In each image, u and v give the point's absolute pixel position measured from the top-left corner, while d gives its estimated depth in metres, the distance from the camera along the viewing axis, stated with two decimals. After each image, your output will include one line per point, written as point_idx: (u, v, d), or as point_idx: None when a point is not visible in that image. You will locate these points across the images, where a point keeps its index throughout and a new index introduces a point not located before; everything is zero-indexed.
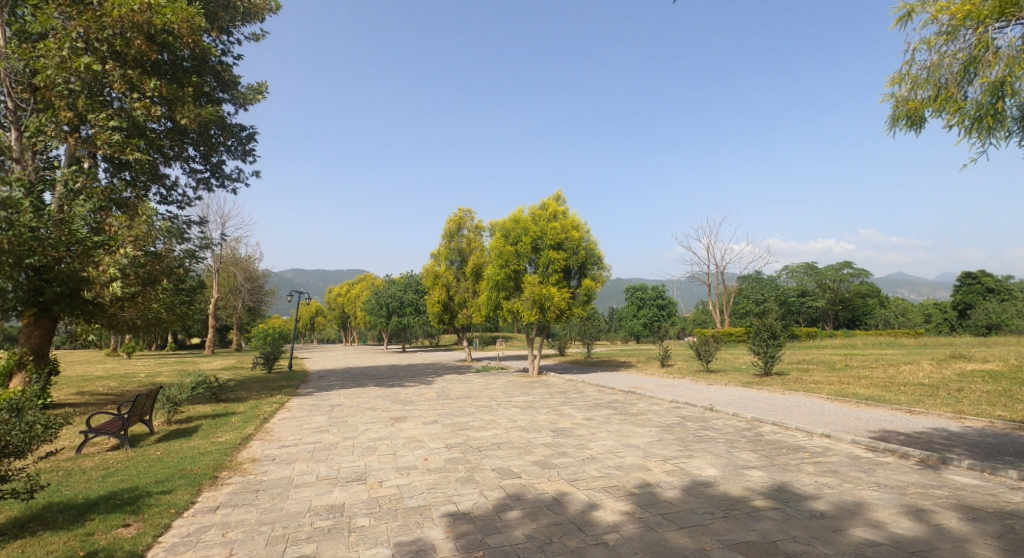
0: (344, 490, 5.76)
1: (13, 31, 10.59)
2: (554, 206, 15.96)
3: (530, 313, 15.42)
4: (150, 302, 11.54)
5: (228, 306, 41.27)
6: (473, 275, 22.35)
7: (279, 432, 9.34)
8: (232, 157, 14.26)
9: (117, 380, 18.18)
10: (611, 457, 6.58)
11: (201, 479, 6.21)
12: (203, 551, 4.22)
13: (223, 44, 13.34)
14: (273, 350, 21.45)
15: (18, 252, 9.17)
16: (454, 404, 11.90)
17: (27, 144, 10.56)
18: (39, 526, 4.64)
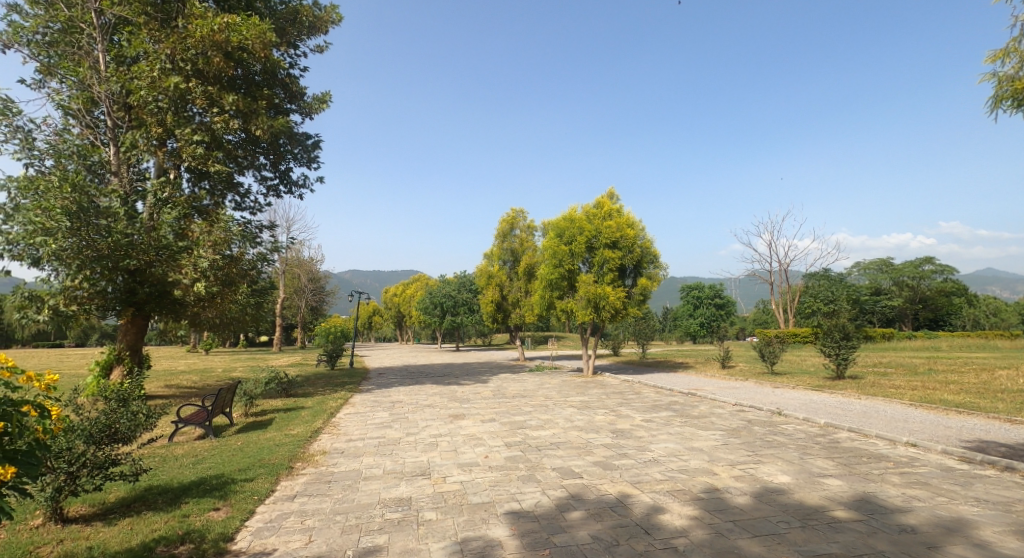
0: (409, 484, 5.95)
1: (111, 56, 11.63)
2: (608, 204, 15.73)
3: (584, 313, 15.30)
4: (227, 302, 12.34)
5: (293, 307, 43.50)
6: (525, 274, 22.40)
7: (346, 426, 9.76)
8: (299, 164, 14.97)
9: (197, 374, 19.57)
10: (675, 460, 6.43)
11: (279, 469, 6.60)
12: (285, 536, 4.49)
13: (290, 58, 14.04)
14: (335, 348, 22.38)
15: (115, 257, 10.29)
16: (511, 403, 11.98)
17: (123, 158, 11.62)
18: (142, 506, 5.09)
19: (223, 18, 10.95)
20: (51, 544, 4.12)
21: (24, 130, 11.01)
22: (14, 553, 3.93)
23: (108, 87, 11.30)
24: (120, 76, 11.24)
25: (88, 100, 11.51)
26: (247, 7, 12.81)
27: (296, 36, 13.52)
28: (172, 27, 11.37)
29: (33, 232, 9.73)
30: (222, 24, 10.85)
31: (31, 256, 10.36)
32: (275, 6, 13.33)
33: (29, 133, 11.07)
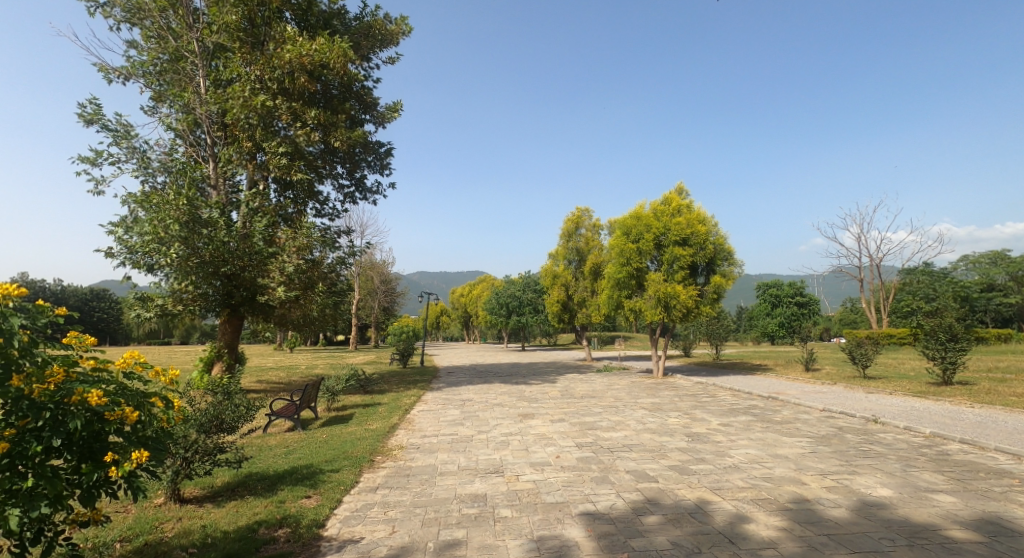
0: (484, 481, 6.08)
1: (211, 81, 12.75)
2: (677, 200, 15.28)
3: (654, 312, 14.91)
4: (310, 303, 13.15)
5: (367, 307, 45.48)
6: (591, 274, 22.13)
7: (420, 423, 10.11)
8: (372, 172, 15.65)
9: (284, 370, 21.04)
10: (758, 467, 6.13)
11: (361, 461, 6.97)
12: (370, 526, 4.73)
13: (364, 71, 14.74)
14: (408, 347, 23.21)
15: (214, 263, 11.30)
16: (580, 403, 11.91)
17: (221, 173, 12.69)
18: (245, 491, 5.55)
19: (309, 41, 11.74)
20: (173, 521, 4.59)
21: (140, 151, 12.33)
22: (143, 528, 4.41)
23: (208, 109, 12.39)
24: (217, 97, 12.27)
25: (192, 122, 12.69)
26: (326, 26, 13.61)
27: (369, 50, 14.18)
28: (261, 50, 12.30)
29: (148, 242, 10.87)
30: (308, 46, 11.64)
31: (146, 263, 11.57)
32: (349, 23, 14.07)
33: (144, 154, 12.37)
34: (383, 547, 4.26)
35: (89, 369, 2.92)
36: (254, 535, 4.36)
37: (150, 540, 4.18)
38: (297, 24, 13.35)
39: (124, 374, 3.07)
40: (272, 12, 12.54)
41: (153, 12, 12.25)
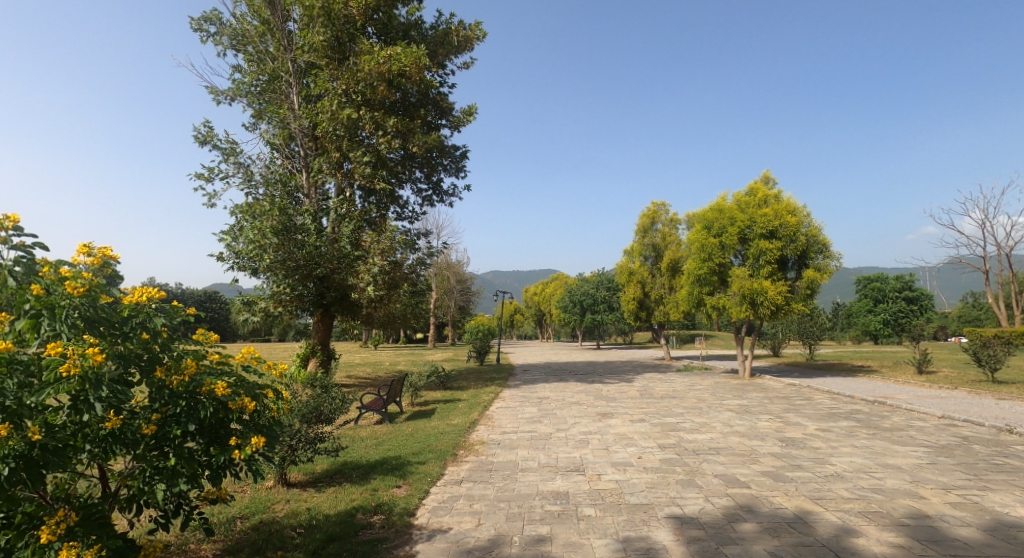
0: (565, 478, 6.08)
1: (303, 97, 13.69)
2: (763, 190, 14.39)
3: (740, 310, 14.14)
4: (394, 303, 13.77)
5: (444, 307, 46.73)
6: (669, 270, 21.38)
7: (499, 419, 10.28)
8: (449, 175, 16.08)
9: (370, 366, 22.17)
10: (865, 477, 5.65)
11: (445, 454, 7.22)
12: (458, 517, 4.88)
13: (440, 78, 15.16)
14: (484, 345, 23.65)
15: (308, 266, 12.15)
16: (660, 404, 11.56)
17: (312, 182, 13.60)
18: (341, 478, 5.93)
19: (386, 51, 12.26)
20: (282, 502, 5.01)
21: (244, 165, 13.51)
22: (258, 507, 4.85)
23: (301, 123, 13.32)
24: (308, 112, 13.16)
25: (287, 136, 13.70)
26: (404, 37, 14.16)
27: (445, 57, 14.57)
28: (346, 65, 13.00)
29: (252, 248, 11.88)
30: (385, 56, 12.18)
31: (250, 267, 12.66)
32: (426, 32, 14.55)
33: (248, 168, 13.52)
34: (470, 538, 4.37)
35: (215, 361, 3.26)
36: (353, 520, 4.65)
37: (264, 518, 4.57)
38: (378, 38, 14.00)
39: (243, 368, 3.39)
40: (355, 28, 13.25)
41: (254, 38, 13.40)
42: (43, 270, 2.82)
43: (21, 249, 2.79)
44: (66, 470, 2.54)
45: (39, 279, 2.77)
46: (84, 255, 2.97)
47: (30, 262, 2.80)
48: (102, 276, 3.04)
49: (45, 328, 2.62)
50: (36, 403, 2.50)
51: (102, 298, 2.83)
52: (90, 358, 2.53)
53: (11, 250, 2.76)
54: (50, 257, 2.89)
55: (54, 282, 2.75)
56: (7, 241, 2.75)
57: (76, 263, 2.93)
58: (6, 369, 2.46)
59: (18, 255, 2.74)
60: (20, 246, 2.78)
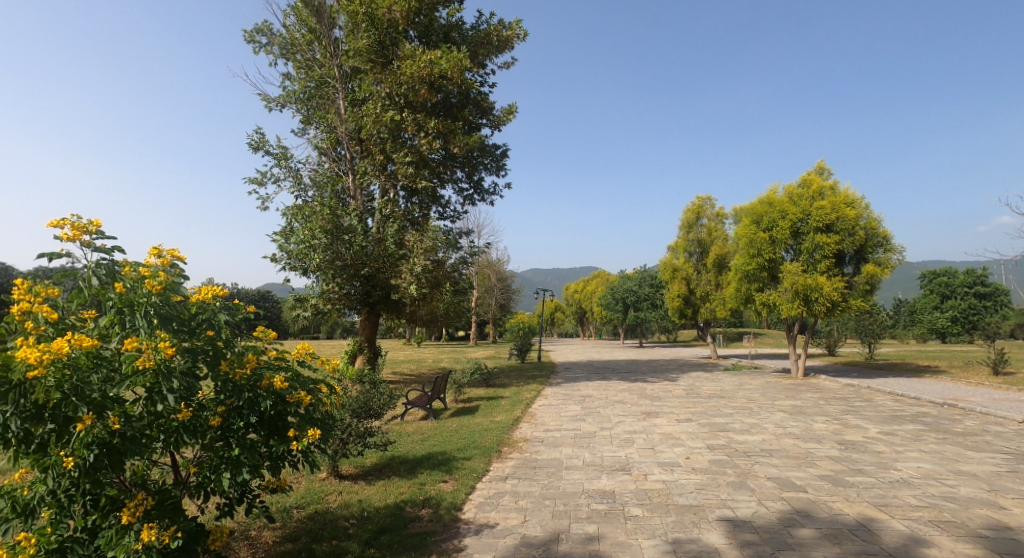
0: (611, 477, 6.01)
1: (349, 102, 14.07)
2: (817, 182, 13.76)
3: (792, 307, 13.58)
4: (437, 301, 13.98)
5: (485, 305, 46.98)
6: (715, 266, 20.75)
7: (543, 417, 10.27)
8: (489, 173, 16.15)
9: (414, 363, 22.61)
10: (935, 484, 5.32)
11: (490, 451, 7.27)
12: (504, 513, 4.91)
13: (481, 78, 15.24)
14: (526, 343, 23.69)
15: (355, 265, 12.49)
16: (708, 403, 11.25)
17: (358, 184, 13.96)
18: (390, 472, 6.07)
19: (427, 53, 12.44)
20: (334, 494, 5.17)
21: (294, 169, 14.02)
22: (312, 497, 5.03)
23: (347, 127, 13.68)
24: (354, 116, 13.51)
25: (334, 140, 14.11)
26: (445, 39, 14.30)
27: (485, 57, 14.63)
28: (389, 68, 13.26)
29: (302, 249, 12.31)
30: (427, 59, 12.36)
31: (301, 267, 13.13)
32: (466, 33, 14.65)
33: (298, 171, 14.02)
34: (517, 535, 4.39)
35: (272, 357, 3.40)
36: (402, 512, 4.75)
37: (319, 508, 4.74)
38: (420, 41, 14.20)
39: (299, 363, 3.51)
40: (398, 32, 13.49)
41: (302, 46, 13.86)
42: (122, 270, 3.00)
43: (102, 251, 2.98)
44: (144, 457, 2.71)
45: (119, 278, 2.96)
46: (155, 256, 3.14)
47: (110, 264, 2.99)
48: (172, 276, 3.20)
49: (125, 324, 2.80)
50: (117, 395, 2.67)
51: (172, 296, 3.00)
52: (163, 353, 2.67)
53: (93, 252, 2.96)
54: (127, 258, 3.07)
55: (133, 281, 2.93)
56: (90, 243, 2.94)
57: (148, 263, 3.10)
58: (93, 362, 2.64)
59: (99, 257, 2.93)
60: (101, 248, 2.97)
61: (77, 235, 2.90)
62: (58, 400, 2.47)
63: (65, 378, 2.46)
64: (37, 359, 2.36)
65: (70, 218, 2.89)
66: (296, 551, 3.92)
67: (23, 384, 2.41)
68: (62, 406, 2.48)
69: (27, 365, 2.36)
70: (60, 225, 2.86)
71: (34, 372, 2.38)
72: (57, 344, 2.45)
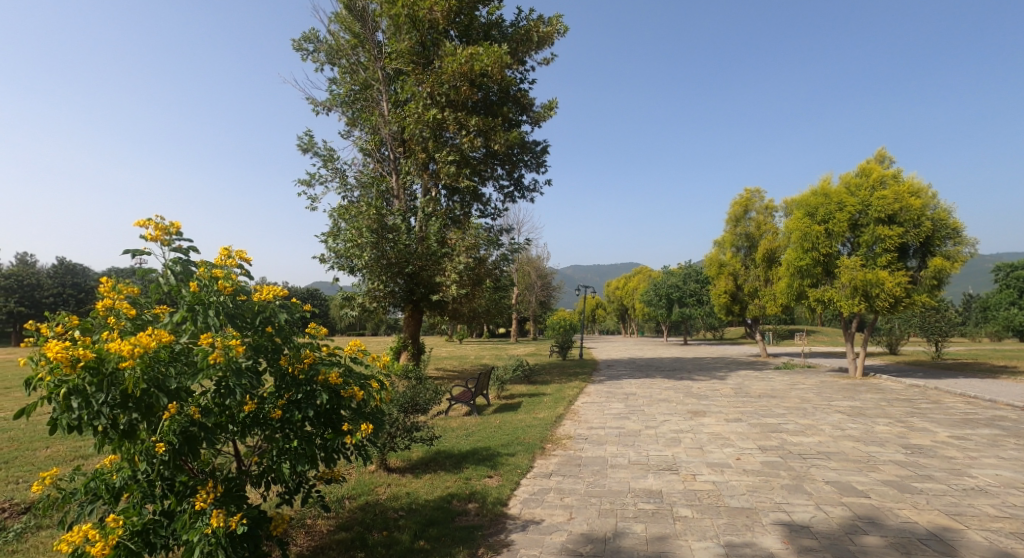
0: (658, 477, 5.88)
1: (392, 103, 14.32)
2: (878, 171, 13.01)
3: (850, 303, 12.93)
4: (478, 298, 14.05)
5: (525, 302, 46.93)
6: (765, 261, 19.99)
7: (586, 414, 10.17)
8: (530, 170, 16.10)
9: (456, 360, 22.86)
10: (1015, 493, 4.94)
11: (534, 447, 7.26)
12: (549, 509, 4.89)
13: (521, 74, 15.18)
14: (568, 340, 23.53)
15: (399, 263, 12.70)
16: (758, 403, 10.87)
17: (401, 184, 14.20)
18: (436, 466, 6.16)
19: (468, 51, 12.51)
20: (383, 486, 5.29)
21: (341, 171, 14.41)
22: (363, 488, 5.16)
23: (390, 128, 13.95)
24: (397, 117, 13.74)
25: (378, 141, 14.41)
26: (486, 37, 14.35)
27: (525, 53, 14.58)
28: (431, 69, 13.41)
29: (349, 248, 12.63)
30: (467, 57, 12.43)
31: (347, 265, 13.48)
32: (506, 30, 14.65)
33: (344, 173, 14.41)
34: (563, 531, 4.36)
35: (327, 353, 3.51)
36: (449, 506, 4.80)
37: (369, 499, 4.86)
38: (460, 40, 14.28)
39: (351, 360, 3.62)
40: (439, 32, 13.62)
41: (347, 51, 14.22)
42: (197, 270, 3.15)
43: (179, 251, 3.14)
44: (214, 446, 2.85)
45: (193, 277, 3.11)
46: (225, 257, 3.28)
47: (186, 263, 3.14)
48: (240, 275, 3.35)
49: (198, 321, 2.95)
50: (191, 387, 2.82)
51: (238, 295, 3.14)
52: (232, 349, 2.81)
53: (172, 252, 3.12)
54: (202, 258, 3.23)
55: (206, 280, 3.08)
56: (170, 244, 3.11)
57: (219, 263, 3.25)
58: (170, 356, 2.80)
59: (177, 258, 3.09)
60: (178, 248, 3.13)
61: (159, 236, 3.07)
62: (141, 391, 2.64)
63: (148, 370, 2.63)
64: (124, 352, 2.53)
65: (154, 220, 3.06)
66: (350, 540, 4.04)
67: (112, 375, 2.58)
68: (145, 396, 2.64)
69: (116, 358, 2.54)
70: (145, 226, 3.04)
71: (123, 364, 2.55)
72: (141, 337, 2.61)
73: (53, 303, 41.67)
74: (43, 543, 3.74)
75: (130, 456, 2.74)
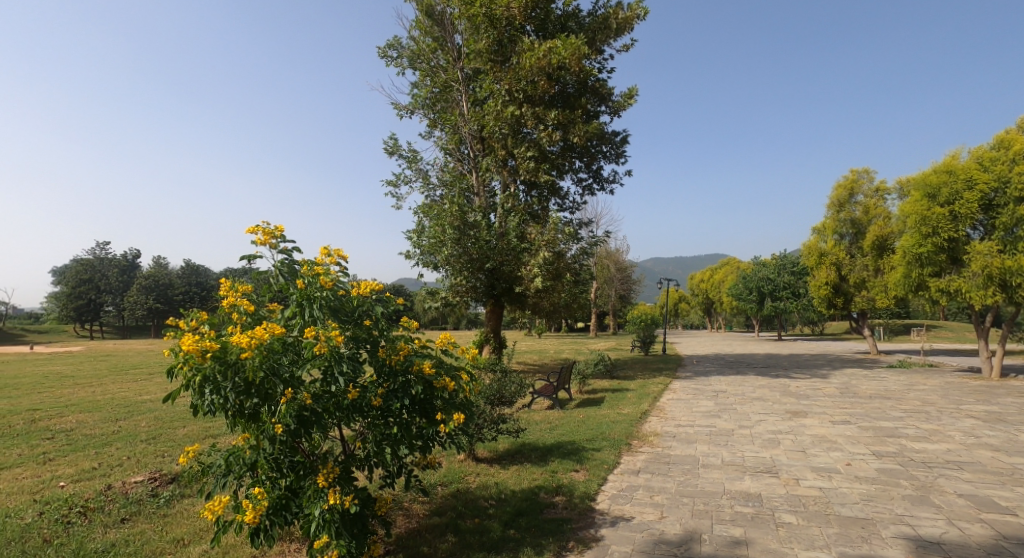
0: (756, 479, 5.53)
1: (471, 101, 14.58)
2: (1018, 142, 11.33)
3: (983, 295, 11.40)
4: (559, 292, 14.00)
5: (605, 296, 46.04)
6: (874, 249, 18.17)
7: (673, 411, 9.80)
8: (609, 162, 15.74)
9: (535, 354, 22.95)
10: None
11: (619, 443, 7.11)
12: (639, 507, 4.75)
13: (599, 64, 14.85)
14: (650, 334, 22.81)
15: (481, 259, 12.94)
16: (868, 404, 9.92)
17: (481, 180, 14.41)
18: (522, 458, 6.22)
19: (546, 45, 12.41)
20: (473, 475, 5.42)
21: (424, 171, 14.91)
22: (454, 476, 5.32)
23: (470, 127, 14.22)
24: (476, 116, 13.98)
25: (458, 140, 14.76)
26: (563, 29, 14.20)
27: (604, 42, 14.24)
28: (508, 66, 13.49)
29: (433, 245, 13.04)
30: (545, 50, 12.33)
31: (431, 262, 13.94)
32: (584, 20, 14.41)
33: (426, 172, 14.90)
34: (654, 530, 4.22)
35: (419, 345, 3.63)
36: (537, 498, 4.83)
37: (460, 487, 5.00)
38: (537, 34, 14.21)
39: (442, 352, 3.72)
40: (516, 28, 13.63)
41: (428, 55, 14.66)
42: (301, 268, 3.37)
43: (286, 253, 3.39)
44: (325, 430, 3.07)
45: (299, 275, 3.34)
46: (325, 256, 3.49)
47: (291, 263, 3.37)
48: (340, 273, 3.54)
49: (304, 316, 3.16)
50: (302, 376, 3.04)
51: (338, 290, 3.31)
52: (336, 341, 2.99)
53: (279, 254, 3.37)
54: (305, 258, 3.45)
55: (310, 278, 3.28)
56: (277, 246, 3.36)
57: (320, 262, 3.46)
58: (283, 347, 3.03)
59: (283, 258, 3.33)
60: (284, 250, 3.37)
61: (267, 239, 3.33)
62: (261, 379, 2.89)
63: (265, 360, 2.86)
64: (244, 343, 2.77)
65: (262, 225, 3.33)
66: (443, 525, 4.18)
67: (236, 364, 2.85)
68: (264, 384, 2.89)
69: (238, 349, 2.80)
70: (255, 231, 3.32)
71: (244, 354, 2.80)
72: (258, 331, 2.86)
73: (182, 299, 47.15)
74: (187, 510, 4.22)
75: (257, 437, 3.01)
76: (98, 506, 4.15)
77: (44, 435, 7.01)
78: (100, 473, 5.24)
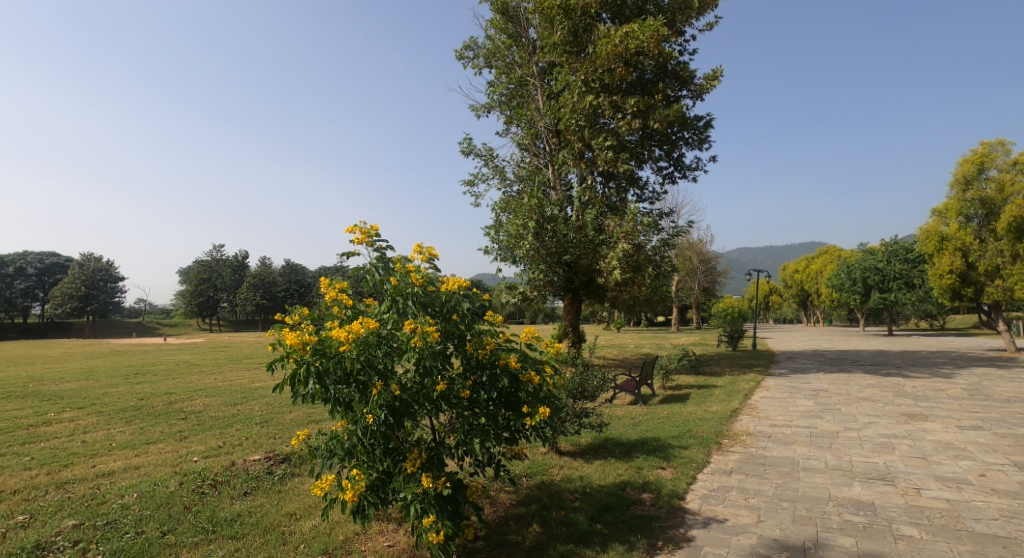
0: (868, 487, 5.07)
1: (547, 95, 14.49)
2: None
3: None
4: (640, 285, 13.61)
5: (689, 289, 44.18)
6: (1010, 231, 15.91)
7: (767, 410, 9.21)
8: (691, 148, 15.02)
9: (616, 348, 22.50)
10: None
11: (709, 442, 6.81)
12: (733, 509, 4.53)
13: (680, 46, 14.19)
14: (739, 329, 21.55)
15: (559, 253, 12.88)
16: (1005, 408, 8.73)
17: (558, 173, 14.32)
18: (606, 453, 6.14)
19: (623, 30, 12.09)
20: (557, 468, 5.43)
21: (500, 167, 15.08)
22: (538, 468, 5.36)
23: (545, 121, 14.18)
24: (552, 109, 13.91)
25: (534, 135, 14.76)
26: (640, 13, 13.68)
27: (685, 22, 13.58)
28: (584, 56, 13.27)
29: (511, 240, 13.18)
30: (622, 36, 12.02)
31: (509, 256, 14.09)
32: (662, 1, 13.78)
33: (503, 168, 15.06)
34: (752, 534, 4.00)
35: (505, 338, 3.68)
36: (624, 494, 4.74)
37: (544, 479, 5.03)
38: (613, 20, 13.83)
39: (527, 345, 3.75)
40: (591, 17, 13.36)
41: (503, 51, 14.77)
42: (395, 264, 3.53)
43: (380, 251, 3.57)
44: (417, 419, 3.21)
45: (393, 271, 3.50)
46: (417, 253, 3.63)
47: (385, 260, 3.55)
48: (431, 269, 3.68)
49: (397, 311, 3.32)
50: (395, 367, 3.20)
51: (428, 286, 3.43)
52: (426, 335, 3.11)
53: (374, 252, 3.56)
54: (398, 255, 3.62)
55: (402, 274, 3.43)
56: (372, 245, 3.55)
57: (413, 259, 3.61)
58: (378, 340, 3.20)
59: (378, 256, 3.51)
60: (379, 248, 3.55)
61: (364, 239, 3.53)
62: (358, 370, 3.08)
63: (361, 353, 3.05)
64: (343, 337, 2.98)
65: (359, 226, 3.54)
66: (530, 515, 4.22)
67: (336, 356, 3.06)
68: (361, 375, 3.08)
69: (338, 343, 3.00)
70: (353, 231, 3.54)
71: (343, 347, 3.00)
72: (355, 325, 3.05)
73: (284, 296, 51.24)
74: (298, 487, 4.60)
75: (355, 424, 3.19)
76: (225, 480, 4.63)
77: (178, 415, 7.95)
78: (224, 450, 5.85)
